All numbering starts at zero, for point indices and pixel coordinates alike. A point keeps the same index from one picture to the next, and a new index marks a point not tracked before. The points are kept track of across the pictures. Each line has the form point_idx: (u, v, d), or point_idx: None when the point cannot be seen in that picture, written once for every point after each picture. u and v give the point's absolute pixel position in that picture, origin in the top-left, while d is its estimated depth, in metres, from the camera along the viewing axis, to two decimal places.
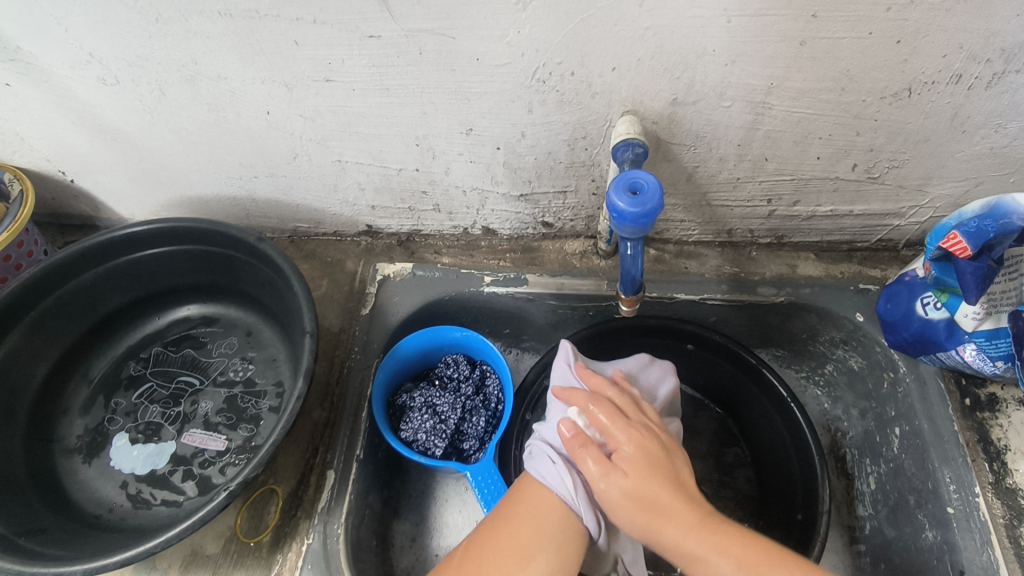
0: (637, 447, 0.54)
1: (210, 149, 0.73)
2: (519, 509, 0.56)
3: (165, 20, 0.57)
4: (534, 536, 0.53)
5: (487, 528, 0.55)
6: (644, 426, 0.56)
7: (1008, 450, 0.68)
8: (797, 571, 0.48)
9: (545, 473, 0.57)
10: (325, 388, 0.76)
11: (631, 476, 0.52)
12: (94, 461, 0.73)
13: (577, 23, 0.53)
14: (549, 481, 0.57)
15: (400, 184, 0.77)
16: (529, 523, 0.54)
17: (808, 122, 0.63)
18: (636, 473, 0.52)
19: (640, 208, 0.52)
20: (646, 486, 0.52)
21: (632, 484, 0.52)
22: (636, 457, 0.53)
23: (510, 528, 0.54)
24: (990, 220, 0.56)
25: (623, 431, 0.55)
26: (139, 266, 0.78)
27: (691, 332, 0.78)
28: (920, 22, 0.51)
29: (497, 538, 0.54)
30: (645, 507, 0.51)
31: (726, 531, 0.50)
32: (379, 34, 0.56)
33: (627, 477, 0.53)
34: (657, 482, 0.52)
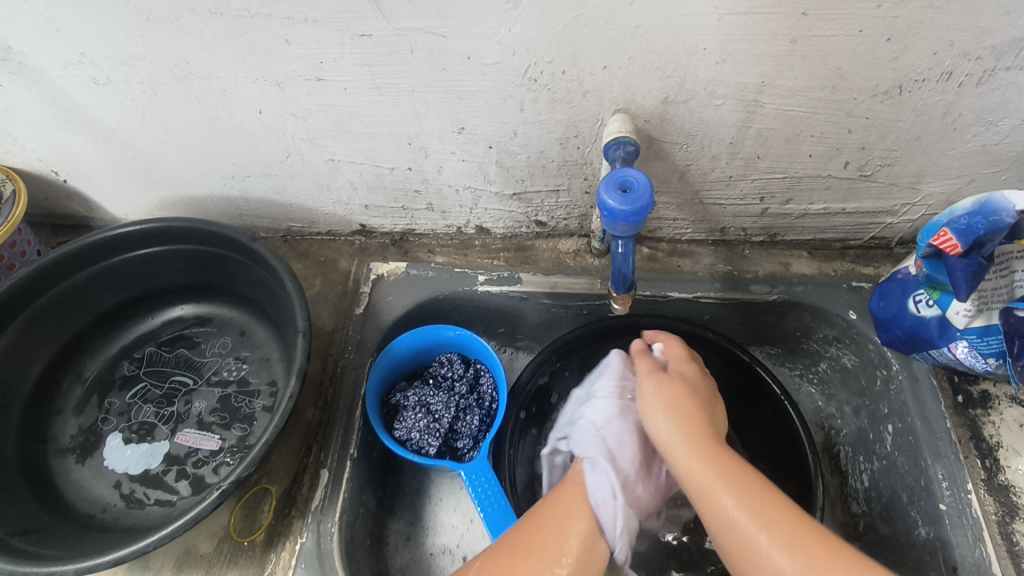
0: (681, 384, 0.61)
1: (203, 148, 0.73)
2: (535, 541, 0.53)
3: (156, 19, 0.56)
4: (550, 568, 0.51)
5: (499, 556, 0.52)
6: (690, 386, 0.62)
7: (1001, 447, 0.68)
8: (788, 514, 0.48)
9: (600, 500, 0.57)
10: (319, 387, 0.76)
11: (669, 391, 0.60)
12: (87, 461, 0.73)
13: (568, 21, 0.53)
14: (601, 512, 0.56)
15: (393, 183, 0.77)
16: (545, 558, 0.52)
17: (800, 120, 0.63)
18: (672, 389, 0.60)
19: (630, 206, 0.52)
20: (678, 403, 0.58)
21: (668, 399, 0.59)
22: (679, 384, 0.61)
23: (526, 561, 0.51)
24: (980, 217, 0.56)
25: (688, 372, 0.64)
26: (132, 266, 0.78)
27: (686, 332, 0.78)
28: (910, 19, 0.52)
29: (511, 567, 0.51)
30: (674, 422, 0.57)
31: (730, 464, 0.52)
32: (371, 33, 0.56)
33: (664, 396, 0.60)
34: (688, 405, 0.58)
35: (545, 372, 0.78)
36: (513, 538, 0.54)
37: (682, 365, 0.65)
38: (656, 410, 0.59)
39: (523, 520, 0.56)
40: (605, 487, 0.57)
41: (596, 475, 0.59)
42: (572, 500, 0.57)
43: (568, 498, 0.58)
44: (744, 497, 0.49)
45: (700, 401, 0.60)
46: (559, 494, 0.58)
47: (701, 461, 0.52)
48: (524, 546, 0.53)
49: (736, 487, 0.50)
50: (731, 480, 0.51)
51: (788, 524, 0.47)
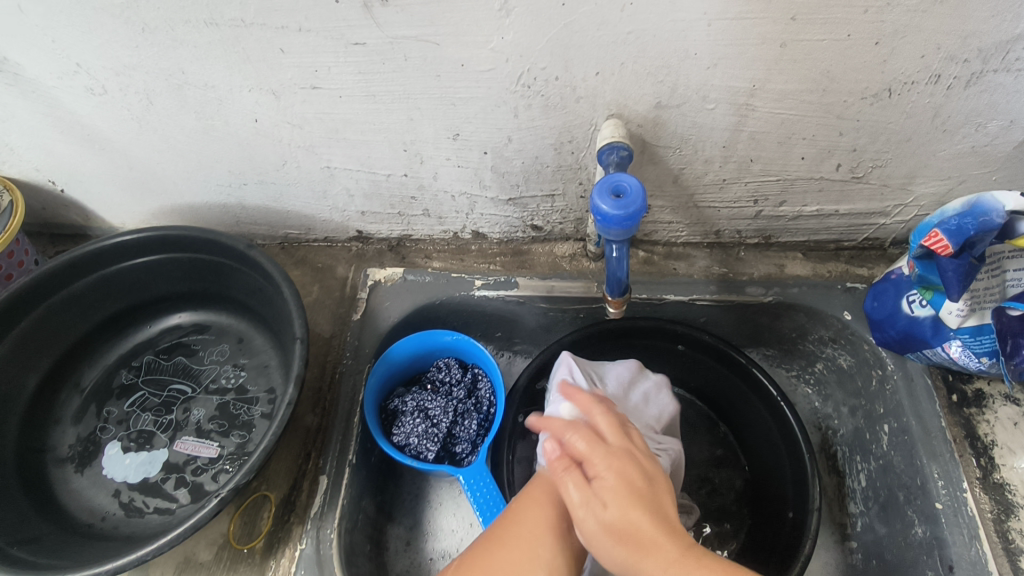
0: (617, 473, 0.48)
1: (200, 157, 0.74)
2: (511, 531, 0.53)
3: (151, 30, 0.57)
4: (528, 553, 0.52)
5: (478, 552, 0.52)
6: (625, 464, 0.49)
7: (996, 445, 0.68)
8: None
9: None
10: (318, 394, 0.77)
11: (605, 503, 0.47)
12: (86, 470, 0.73)
13: (560, 29, 0.54)
14: None
15: (389, 190, 0.77)
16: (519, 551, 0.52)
17: (792, 123, 0.63)
18: (616, 497, 0.47)
19: (623, 211, 0.53)
20: (628, 519, 0.46)
21: (615, 515, 0.46)
22: (613, 479, 0.48)
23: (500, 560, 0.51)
24: (971, 217, 0.57)
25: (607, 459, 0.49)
26: (130, 274, 0.78)
27: (680, 333, 0.78)
28: (897, 23, 0.52)
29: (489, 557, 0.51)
30: (629, 500, 0.49)
31: (708, 565, 0.45)
32: (365, 42, 0.56)
33: (608, 513, 0.46)
34: (647, 523, 0.46)
35: (542, 377, 0.79)
36: (490, 532, 0.54)
37: (618, 439, 0.51)
38: (596, 525, 0.47)
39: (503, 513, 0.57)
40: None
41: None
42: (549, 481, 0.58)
43: (545, 483, 0.58)
44: None
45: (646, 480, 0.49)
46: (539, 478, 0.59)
47: (676, 573, 0.44)
48: (501, 537, 0.53)
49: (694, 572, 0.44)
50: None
51: None
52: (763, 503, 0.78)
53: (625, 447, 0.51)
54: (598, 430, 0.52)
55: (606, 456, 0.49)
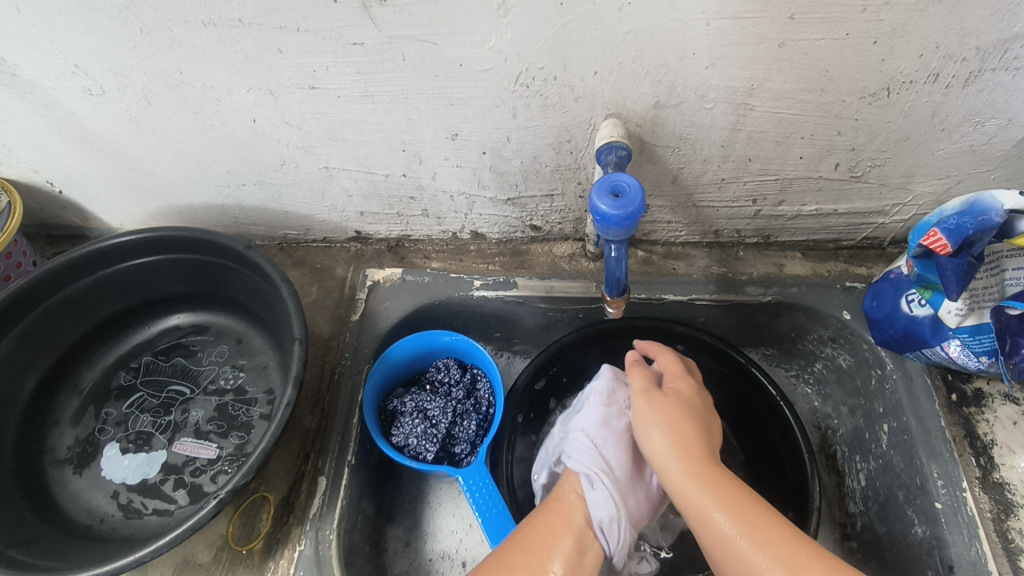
0: (682, 403, 0.61)
1: (198, 158, 0.74)
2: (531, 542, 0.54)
3: (149, 30, 0.57)
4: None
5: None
6: (685, 391, 0.63)
7: (996, 444, 0.68)
8: (789, 538, 0.49)
9: (604, 521, 0.57)
10: (317, 394, 0.77)
11: (661, 411, 0.60)
12: (84, 471, 0.72)
13: (558, 28, 0.54)
14: (606, 535, 0.57)
15: (388, 190, 0.77)
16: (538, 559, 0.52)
17: (790, 122, 0.63)
18: (672, 410, 0.60)
19: (622, 210, 0.52)
20: (679, 422, 0.59)
21: (670, 419, 0.59)
22: (676, 400, 0.62)
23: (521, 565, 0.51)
24: (969, 216, 0.56)
25: (678, 389, 0.64)
26: (128, 275, 0.78)
27: (680, 333, 0.78)
28: (895, 22, 0.52)
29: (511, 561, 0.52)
30: (676, 443, 0.57)
31: (731, 482, 0.54)
32: (363, 41, 0.56)
33: (659, 416, 0.60)
34: (691, 428, 0.58)
35: (541, 377, 0.79)
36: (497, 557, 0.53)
37: (685, 381, 0.65)
38: (647, 419, 0.60)
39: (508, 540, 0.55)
40: (605, 506, 0.58)
41: (596, 493, 0.59)
42: (555, 512, 0.58)
43: (552, 516, 0.57)
44: (742, 523, 0.50)
45: (696, 409, 0.62)
46: (546, 510, 0.58)
47: (696, 468, 0.54)
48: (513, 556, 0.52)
49: (717, 488, 0.53)
50: (728, 500, 0.52)
51: (763, 521, 0.50)
52: (763, 503, 0.78)
53: (688, 388, 0.64)
54: (671, 369, 0.67)
55: (675, 389, 0.64)
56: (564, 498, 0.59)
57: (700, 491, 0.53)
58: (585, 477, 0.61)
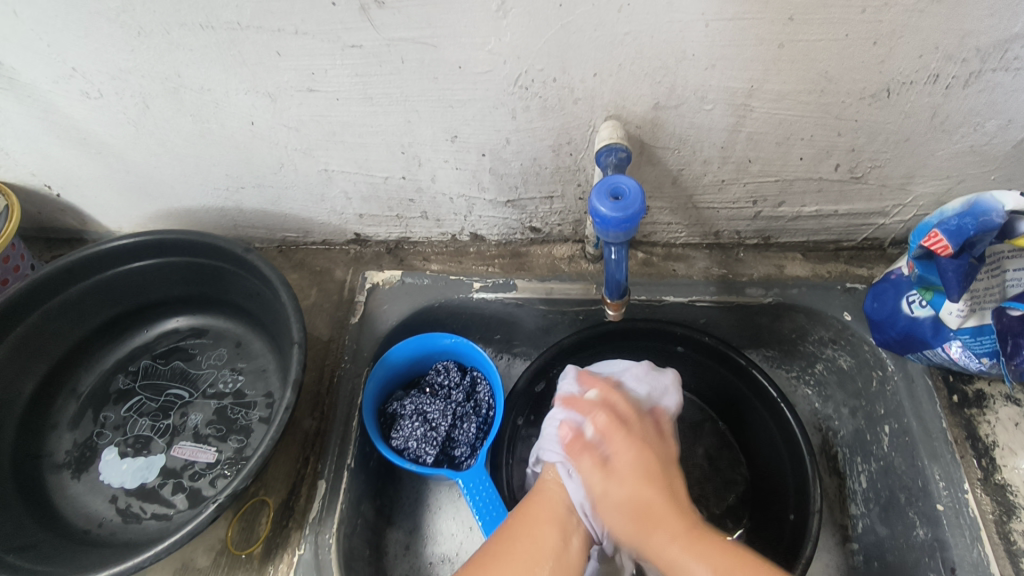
0: (637, 446, 0.56)
1: (196, 161, 0.73)
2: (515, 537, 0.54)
3: (146, 33, 0.57)
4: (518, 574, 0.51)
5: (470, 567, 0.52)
6: (643, 441, 0.57)
7: (997, 446, 0.68)
8: None
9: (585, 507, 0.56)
10: (316, 398, 0.76)
11: (623, 472, 0.54)
12: (83, 476, 0.72)
13: (557, 30, 0.54)
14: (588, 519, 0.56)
15: (387, 192, 0.77)
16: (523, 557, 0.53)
17: (790, 123, 0.63)
18: (627, 464, 0.54)
19: (622, 213, 0.52)
20: (643, 489, 0.52)
21: (629, 478, 0.53)
22: (635, 446, 0.56)
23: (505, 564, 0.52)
24: (970, 217, 0.56)
25: (631, 436, 0.57)
26: (127, 279, 0.78)
27: (680, 335, 0.78)
28: (895, 23, 0.52)
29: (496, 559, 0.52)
30: (641, 507, 0.51)
31: (714, 542, 0.49)
32: (362, 44, 0.56)
33: (621, 474, 0.54)
34: (656, 491, 0.52)
35: (542, 379, 0.79)
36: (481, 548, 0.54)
37: (631, 427, 0.58)
38: (597, 478, 0.54)
39: (496, 531, 0.56)
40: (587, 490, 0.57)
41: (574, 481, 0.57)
42: (542, 500, 0.58)
43: (539, 504, 0.58)
44: None
45: (659, 459, 0.56)
46: (536, 497, 0.59)
47: (677, 543, 0.49)
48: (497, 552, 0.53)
49: (704, 555, 0.48)
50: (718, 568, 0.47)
51: None
52: (764, 505, 0.78)
53: (643, 434, 0.58)
54: (603, 421, 0.58)
55: (618, 439, 0.56)
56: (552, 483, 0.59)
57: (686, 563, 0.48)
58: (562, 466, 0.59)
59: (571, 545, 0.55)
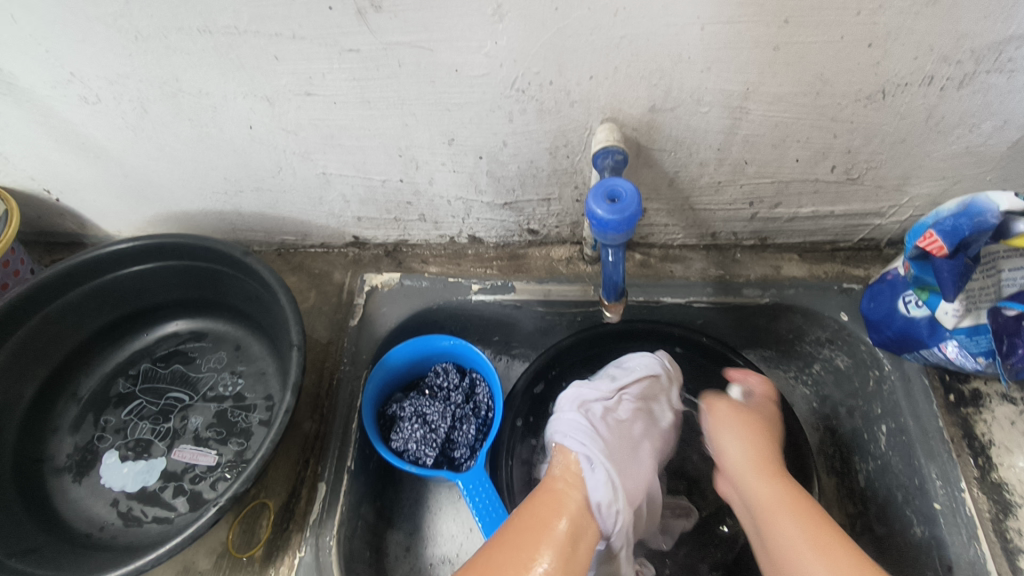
0: (760, 417, 0.69)
1: (195, 165, 0.74)
2: (523, 532, 0.55)
3: (144, 38, 0.57)
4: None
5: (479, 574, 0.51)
6: (764, 421, 0.69)
7: (993, 445, 0.68)
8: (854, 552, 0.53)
9: (602, 503, 0.59)
10: (315, 400, 0.77)
11: (746, 426, 0.67)
12: (84, 480, 0.72)
13: (553, 33, 0.54)
14: (603, 515, 0.59)
15: (385, 195, 0.77)
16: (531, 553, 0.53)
17: (786, 125, 0.64)
18: (749, 417, 0.68)
19: (619, 215, 0.53)
20: (761, 441, 0.66)
21: (745, 428, 0.67)
22: (761, 423, 0.68)
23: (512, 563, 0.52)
24: (965, 217, 0.57)
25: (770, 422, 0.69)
26: (127, 283, 0.78)
27: (677, 336, 0.80)
28: (889, 25, 0.52)
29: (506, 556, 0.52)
30: (755, 461, 0.64)
31: (809, 507, 0.58)
32: (359, 48, 0.56)
33: (732, 425, 0.68)
34: (770, 435, 0.67)
35: (541, 381, 0.80)
36: (486, 553, 0.53)
37: (770, 408, 0.71)
38: (731, 433, 0.67)
39: (502, 529, 0.56)
40: (604, 488, 0.59)
41: (596, 476, 0.60)
42: (548, 502, 0.58)
43: (544, 506, 0.57)
44: (818, 548, 0.53)
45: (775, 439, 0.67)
46: (540, 497, 0.59)
47: (782, 490, 0.60)
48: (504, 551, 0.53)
49: (800, 515, 0.57)
50: (810, 525, 0.56)
51: (838, 544, 0.54)
52: None
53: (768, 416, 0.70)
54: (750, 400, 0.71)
55: (761, 408, 0.70)
56: (560, 485, 0.60)
57: (784, 518, 0.57)
58: (584, 458, 0.62)
59: (578, 548, 0.55)
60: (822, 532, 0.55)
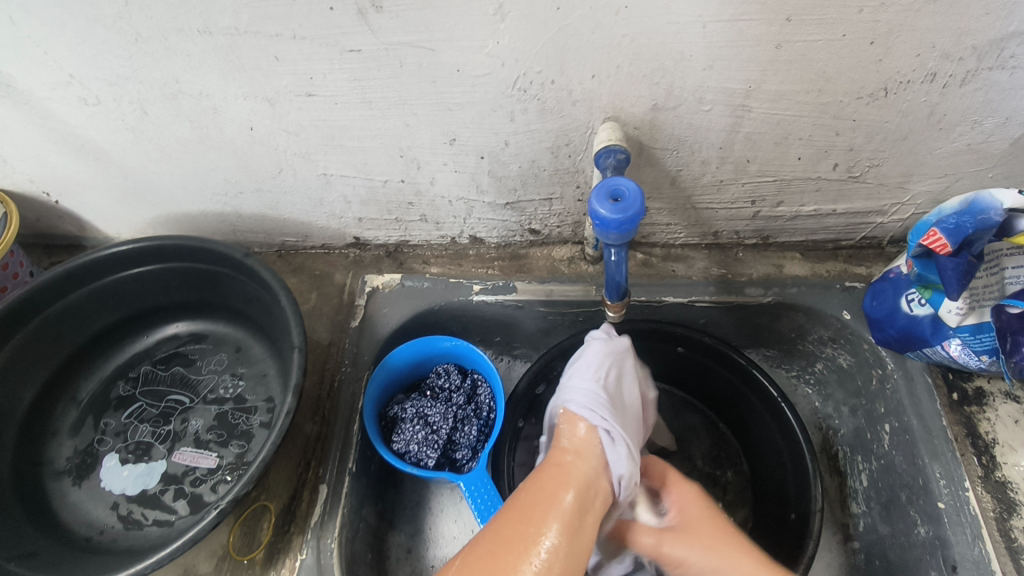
0: (696, 508, 0.60)
1: (195, 166, 0.73)
2: (526, 508, 0.52)
3: (144, 39, 0.57)
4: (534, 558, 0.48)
5: (483, 552, 0.48)
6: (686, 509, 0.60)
7: (997, 443, 0.68)
8: None
9: (623, 476, 0.58)
10: (317, 402, 0.76)
11: (693, 534, 0.57)
12: (83, 483, 0.72)
13: (555, 32, 0.54)
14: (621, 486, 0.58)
15: (386, 196, 0.77)
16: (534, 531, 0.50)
17: (788, 123, 0.63)
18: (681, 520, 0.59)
19: (622, 215, 0.52)
20: (715, 540, 0.56)
21: (677, 533, 0.57)
22: (692, 515, 0.59)
23: (513, 544, 0.49)
24: (969, 216, 0.57)
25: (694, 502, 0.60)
26: (126, 285, 0.78)
27: (679, 335, 0.78)
28: (892, 23, 0.52)
29: (508, 536, 0.49)
30: (711, 557, 0.55)
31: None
32: (360, 48, 0.56)
33: (682, 542, 0.56)
34: (707, 518, 0.58)
35: (542, 381, 0.79)
36: (491, 531, 0.50)
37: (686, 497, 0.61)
38: (675, 551, 0.56)
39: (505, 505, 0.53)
40: (627, 463, 0.58)
41: (617, 451, 0.58)
42: (554, 475, 0.55)
43: (549, 479, 0.54)
44: None
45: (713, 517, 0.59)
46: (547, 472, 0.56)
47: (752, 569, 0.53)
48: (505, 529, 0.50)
49: None
50: None
51: None
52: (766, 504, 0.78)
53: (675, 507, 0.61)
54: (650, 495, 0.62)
55: (689, 513, 0.60)
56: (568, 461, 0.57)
57: None
58: (604, 432, 0.59)
59: (584, 521, 0.52)
60: None
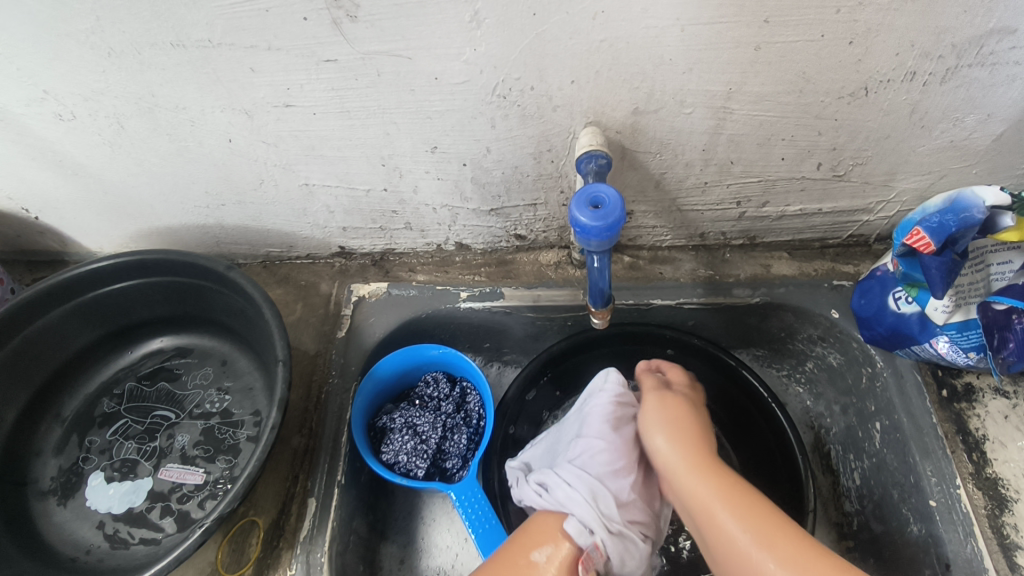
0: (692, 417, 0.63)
1: (175, 179, 0.73)
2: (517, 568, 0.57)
3: (117, 54, 0.56)
4: None
5: None
6: (679, 409, 0.64)
7: (987, 439, 0.68)
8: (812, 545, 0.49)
9: (545, 488, 0.63)
10: (304, 414, 0.76)
11: (668, 422, 0.63)
12: (69, 502, 0.71)
13: (532, 38, 0.53)
14: (540, 497, 0.63)
15: (369, 205, 0.77)
16: None
17: (771, 124, 0.63)
18: (675, 410, 0.64)
19: (602, 222, 0.52)
20: (694, 447, 0.59)
21: (676, 431, 0.62)
22: (685, 408, 0.65)
23: None
24: (952, 214, 0.56)
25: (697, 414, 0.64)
26: (108, 300, 0.77)
27: (670, 338, 0.78)
28: (869, 23, 0.52)
29: None
30: (691, 458, 0.59)
31: (739, 495, 0.54)
32: (336, 58, 0.55)
33: (662, 424, 0.63)
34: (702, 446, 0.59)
35: (532, 388, 0.78)
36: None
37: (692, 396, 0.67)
38: (662, 442, 0.62)
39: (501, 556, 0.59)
40: (548, 475, 0.64)
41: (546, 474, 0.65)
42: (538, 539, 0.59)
43: (536, 534, 0.59)
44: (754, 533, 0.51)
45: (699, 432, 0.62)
46: None
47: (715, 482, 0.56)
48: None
49: (746, 512, 0.53)
50: (751, 520, 0.52)
51: (769, 522, 0.51)
52: None
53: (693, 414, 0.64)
54: (667, 396, 0.66)
55: (670, 411, 0.64)
56: (503, 566, 0.58)
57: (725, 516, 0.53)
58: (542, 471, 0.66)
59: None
60: (764, 526, 0.51)
